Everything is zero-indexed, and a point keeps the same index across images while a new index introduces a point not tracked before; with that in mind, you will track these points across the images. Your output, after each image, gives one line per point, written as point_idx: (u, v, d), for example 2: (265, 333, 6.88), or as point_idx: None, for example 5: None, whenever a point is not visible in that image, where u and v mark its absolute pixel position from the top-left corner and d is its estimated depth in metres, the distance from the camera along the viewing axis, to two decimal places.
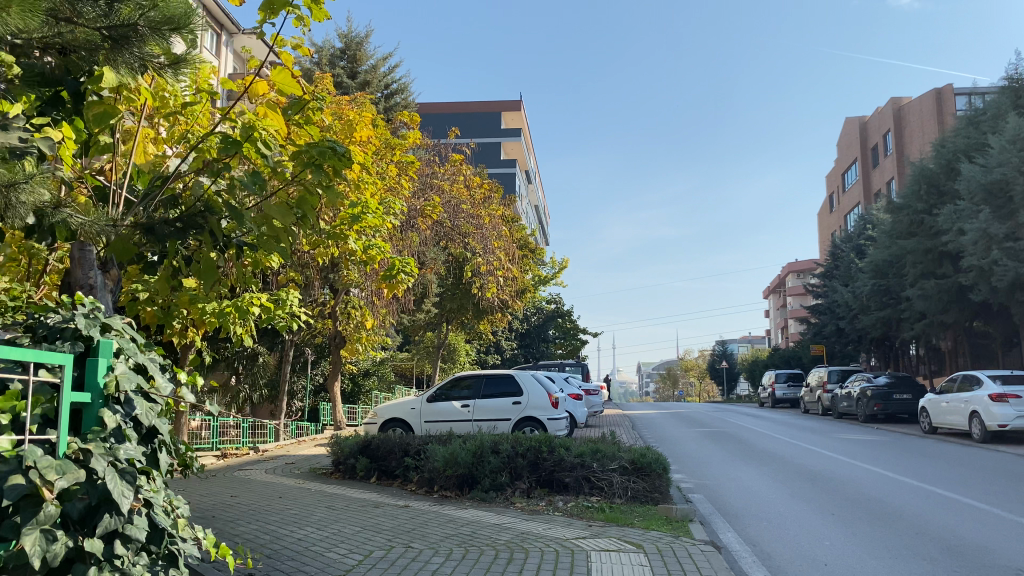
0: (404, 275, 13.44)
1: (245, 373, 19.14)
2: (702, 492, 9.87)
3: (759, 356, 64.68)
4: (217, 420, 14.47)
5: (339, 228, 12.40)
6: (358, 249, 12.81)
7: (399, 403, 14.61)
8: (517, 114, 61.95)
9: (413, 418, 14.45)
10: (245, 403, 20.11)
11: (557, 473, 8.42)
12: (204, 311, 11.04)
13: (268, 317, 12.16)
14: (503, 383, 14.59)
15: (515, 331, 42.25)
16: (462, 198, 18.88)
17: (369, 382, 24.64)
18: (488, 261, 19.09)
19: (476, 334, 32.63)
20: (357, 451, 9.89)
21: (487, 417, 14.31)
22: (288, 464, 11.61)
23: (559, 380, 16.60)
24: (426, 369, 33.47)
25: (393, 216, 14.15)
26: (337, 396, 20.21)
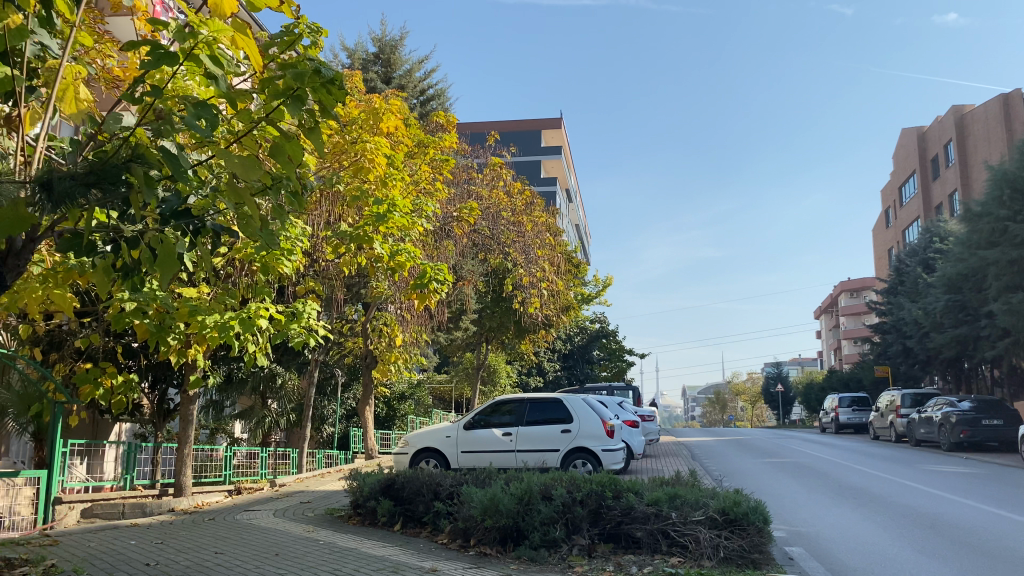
0: (437, 283, 11.74)
1: (269, 397, 17.63)
2: (804, 547, 8.03)
3: (814, 378, 61.80)
4: (230, 450, 12.92)
5: (364, 232, 10.81)
6: (384, 254, 11.18)
7: (434, 430, 12.94)
8: (558, 132, 60.54)
9: (449, 448, 12.76)
10: (270, 430, 18.61)
11: (626, 526, 6.66)
12: (205, 324, 9.45)
13: (282, 332, 10.57)
14: (551, 408, 12.82)
15: (558, 352, 40.40)
16: (502, 205, 17.20)
17: (405, 406, 23.03)
18: (531, 273, 17.37)
19: (518, 354, 30.90)
20: (378, 491, 8.15)
21: (532, 448, 12.54)
22: (303, 504, 9.95)
23: (613, 404, 14.74)
24: (466, 393, 31.78)
25: (425, 219, 12.52)
26: (369, 422, 18.59)
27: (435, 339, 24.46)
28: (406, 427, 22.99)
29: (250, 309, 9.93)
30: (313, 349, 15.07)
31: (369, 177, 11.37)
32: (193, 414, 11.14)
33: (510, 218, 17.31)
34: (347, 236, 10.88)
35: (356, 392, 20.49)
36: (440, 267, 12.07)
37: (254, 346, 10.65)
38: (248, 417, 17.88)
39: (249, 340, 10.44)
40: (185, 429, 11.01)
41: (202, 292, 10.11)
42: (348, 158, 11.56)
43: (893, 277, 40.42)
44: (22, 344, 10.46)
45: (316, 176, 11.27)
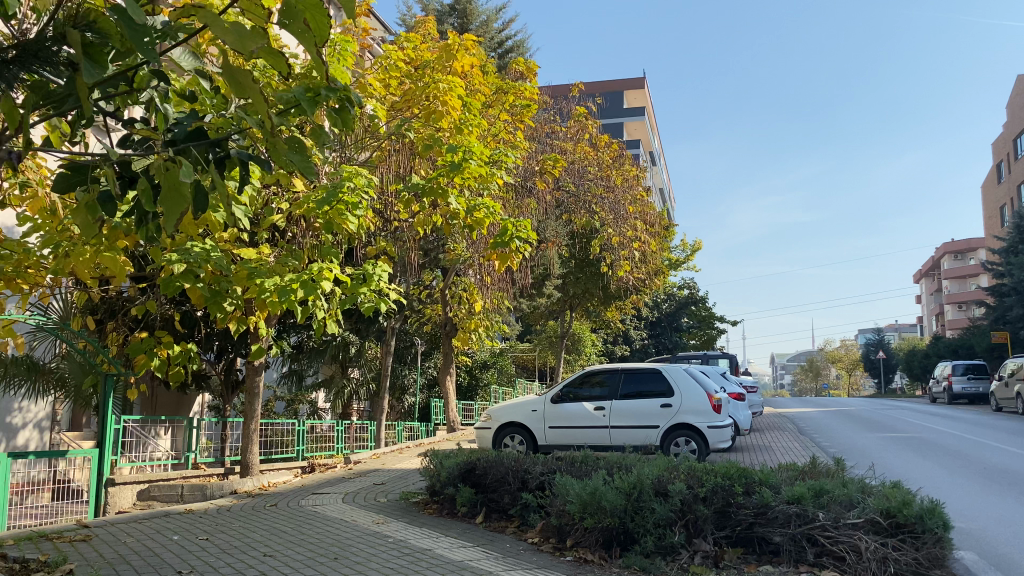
0: (519, 241, 10.45)
1: (346, 366, 16.89)
2: (975, 551, 6.53)
3: (917, 346, 58.29)
4: (303, 424, 12.10)
5: (438, 185, 9.66)
6: (460, 208, 9.99)
7: (519, 403, 11.81)
8: (640, 91, 58.29)
9: (536, 424, 11.61)
10: (349, 400, 17.90)
11: (760, 529, 5.39)
12: (264, 289, 8.46)
13: (351, 298, 9.55)
14: (648, 380, 11.49)
15: (645, 320, 38.87)
16: (589, 158, 15.78)
17: (487, 376, 22.07)
18: (621, 232, 15.95)
19: (604, 322, 29.54)
20: (456, 477, 7.02)
21: (628, 424, 11.29)
22: (377, 486, 8.97)
23: (716, 374, 13.31)
24: (549, 361, 30.68)
25: (506, 171, 11.27)
26: (451, 392, 17.63)
27: (517, 306, 23.34)
28: (489, 397, 22.03)
29: (314, 271, 8.82)
30: (389, 316, 14.12)
31: (443, 125, 10.20)
32: (258, 386, 10.26)
33: (598, 173, 15.87)
34: (419, 190, 9.75)
35: (436, 362, 19.60)
36: (523, 223, 10.74)
37: (321, 312, 9.66)
38: (328, 387, 17.20)
39: (314, 307, 9.46)
40: (250, 402, 10.14)
41: (264, 253, 9.17)
42: (421, 104, 10.41)
43: (1012, 235, 37.11)
44: (80, 312, 9.80)
45: (385, 124, 10.13)
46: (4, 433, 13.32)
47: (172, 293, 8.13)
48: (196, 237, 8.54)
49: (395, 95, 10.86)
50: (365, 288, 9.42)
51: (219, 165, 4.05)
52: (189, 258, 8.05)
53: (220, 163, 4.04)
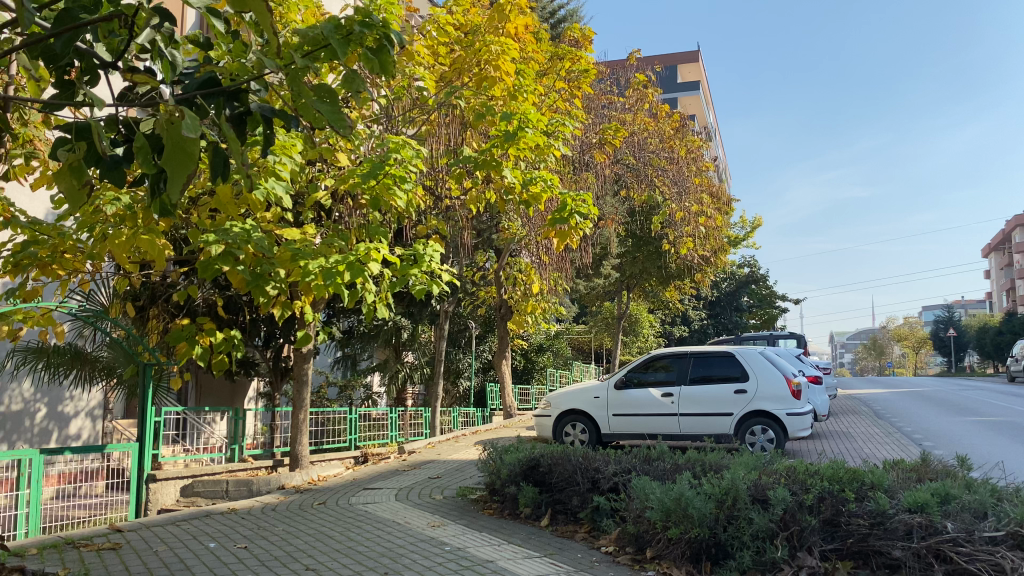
0: (579, 216, 9.68)
1: (399, 350, 16.38)
2: None
3: (990, 323, 55.73)
4: (354, 413, 11.61)
5: (491, 155, 8.93)
6: (515, 181, 9.26)
7: (581, 390, 11.12)
8: (695, 65, 56.63)
9: (599, 411, 10.90)
10: (403, 385, 17.41)
11: (877, 542, 4.56)
12: (308, 271, 7.89)
13: (402, 280, 8.90)
14: (719, 364, 10.68)
15: (704, 299, 37.72)
16: (650, 128, 14.87)
17: (544, 359, 21.41)
18: (685, 206, 15.05)
19: (662, 302, 28.58)
20: (518, 475, 6.37)
21: (699, 412, 10.50)
22: (432, 480, 8.36)
23: (792, 357, 12.39)
24: (606, 342, 29.88)
25: (564, 141, 10.49)
26: (507, 376, 16.99)
27: (573, 287, 22.57)
28: (546, 381, 21.38)
29: (361, 250, 8.21)
30: (442, 297, 13.52)
31: (495, 92, 9.47)
32: (306, 374, 9.74)
33: (659, 144, 14.96)
34: (471, 162, 9.05)
35: (491, 345, 19.00)
36: (583, 196, 9.98)
37: (371, 295, 9.06)
38: (381, 371, 16.73)
39: (363, 290, 8.87)
40: (297, 391, 9.64)
41: (308, 233, 8.60)
42: (471, 71, 9.69)
43: None
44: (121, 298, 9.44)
45: (433, 93, 9.45)
46: (56, 421, 13.17)
47: (211, 277, 7.63)
48: (236, 217, 8.05)
49: (445, 63, 10.17)
50: (418, 268, 8.75)
51: (240, 128, 3.61)
52: (228, 239, 7.53)
53: (241, 124, 3.58)
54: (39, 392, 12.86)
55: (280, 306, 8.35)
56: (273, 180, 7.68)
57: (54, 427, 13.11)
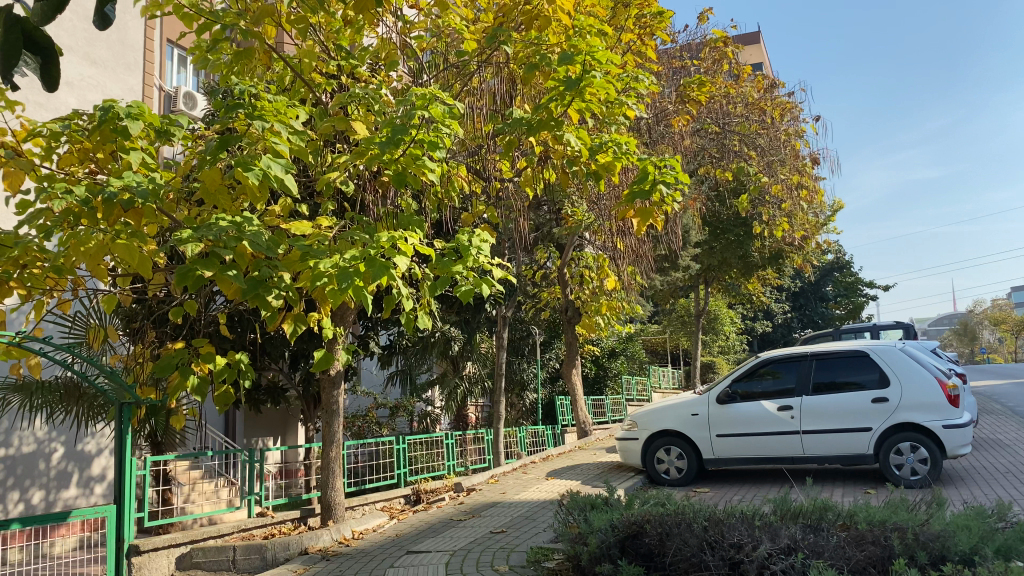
0: (665, 188, 7.61)
1: (456, 362, 14.53)
2: None
3: None
4: (403, 442, 9.73)
5: (550, 113, 6.92)
6: (582, 146, 7.25)
7: (673, 407, 9.14)
8: (758, 46, 53.70)
9: (698, 432, 8.89)
10: (463, 400, 15.57)
11: None
12: (319, 272, 6.06)
13: (443, 281, 6.95)
14: (849, 366, 8.54)
15: (785, 291, 35.02)
16: (734, 92, 12.67)
17: (617, 364, 19.31)
18: (781, 180, 12.79)
19: (744, 295, 26.12)
20: (614, 550, 4.39)
21: (826, 428, 8.39)
22: (496, 537, 6.40)
23: (934, 352, 10.06)
24: (682, 343, 27.62)
25: (639, 98, 8.43)
26: (579, 386, 14.96)
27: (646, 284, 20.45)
28: (621, 388, 19.25)
29: (390, 239, 6.32)
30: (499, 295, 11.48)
31: (552, 38, 7.49)
32: (336, 402, 7.93)
33: (744, 110, 12.74)
34: (524, 124, 7.06)
35: (560, 353, 17.00)
36: (670, 162, 7.90)
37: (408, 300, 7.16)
38: (439, 386, 14.93)
39: (397, 295, 6.99)
40: (326, 424, 7.84)
41: (324, 226, 6.78)
42: (519, 15, 7.73)
43: None
44: (115, 320, 7.84)
45: (474, 43, 7.52)
46: (77, 462, 11.70)
47: (195, 287, 5.90)
48: (229, 209, 6.32)
49: (487, 13, 8.25)
50: (465, 261, 6.80)
51: None
52: (213, 236, 5.81)
53: None
54: (54, 430, 11.43)
55: (290, 321, 6.53)
56: (269, 157, 5.94)
57: (75, 469, 11.65)
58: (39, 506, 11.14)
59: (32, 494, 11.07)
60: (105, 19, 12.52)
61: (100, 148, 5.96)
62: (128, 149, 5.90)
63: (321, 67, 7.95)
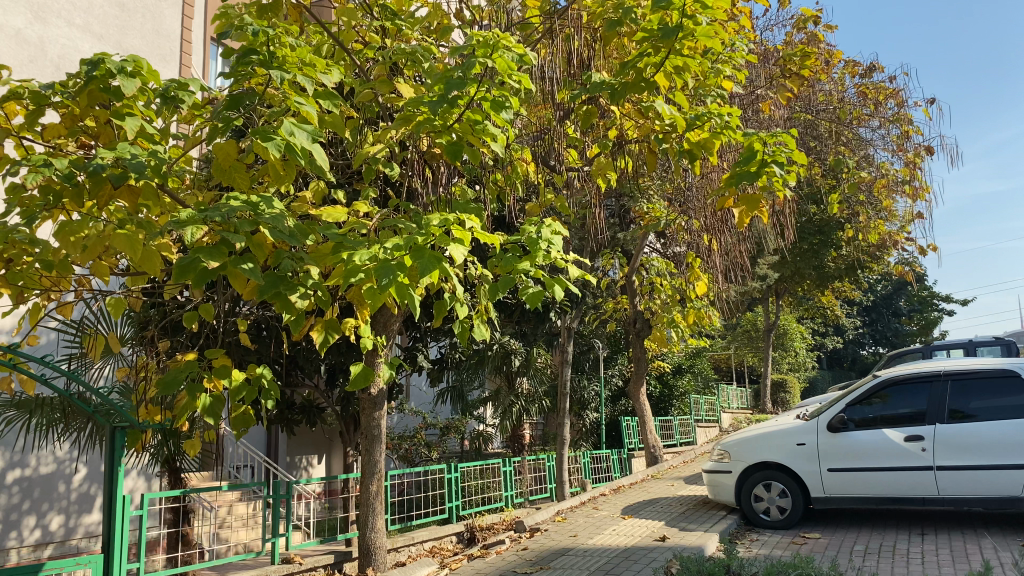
0: (777, 169, 6.20)
1: (512, 379, 13.27)
2: None
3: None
4: (455, 470, 8.47)
5: (639, 74, 5.61)
6: (676, 117, 5.89)
7: (774, 435, 7.73)
8: None
9: (806, 465, 7.46)
10: (519, 420, 14.26)
11: None
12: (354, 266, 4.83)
13: (505, 281, 5.67)
14: (992, 389, 7.03)
15: (856, 306, 33.01)
16: (829, 74, 11.16)
17: (684, 383, 17.84)
18: (883, 175, 11.22)
19: (817, 308, 24.38)
20: None
21: (968, 465, 6.88)
22: None
23: None
24: (749, 360, 25.98)
25: (738, 67, 7.02)
26: (647, 407, 13.53)
27: None
28: (689, 408, 17.74)
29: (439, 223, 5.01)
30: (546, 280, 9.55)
31: None
32: (378, 428, 6.71)
33: (841, 95, 11.23)
34: (605, 89, 5.74)
35: (623, 370, 15.60)
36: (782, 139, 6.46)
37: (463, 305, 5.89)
38: (493, 405, 13.66)
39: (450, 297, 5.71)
40: (365, 452, 6.63)
41: (363, 214, 5.59)
42: None
43: None
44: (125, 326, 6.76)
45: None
46: (102, 484, 10.70)
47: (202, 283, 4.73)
48: (246, 189, 5.16)
49: None
50: (534, 256, 5.50)
51: None
52: (222, 219, 4.64)
53: None
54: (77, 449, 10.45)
55: (321, 328, 5.32)
56: (293, 123, 4.78)
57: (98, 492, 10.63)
58: (58, 533, 10.13)
59: (50, 519, 10.07)
60: (138, 5, 11.62)
61: (89, 114, 4.85)
62: (123, 114, 4.79)
63: (363, 34, 6.80)
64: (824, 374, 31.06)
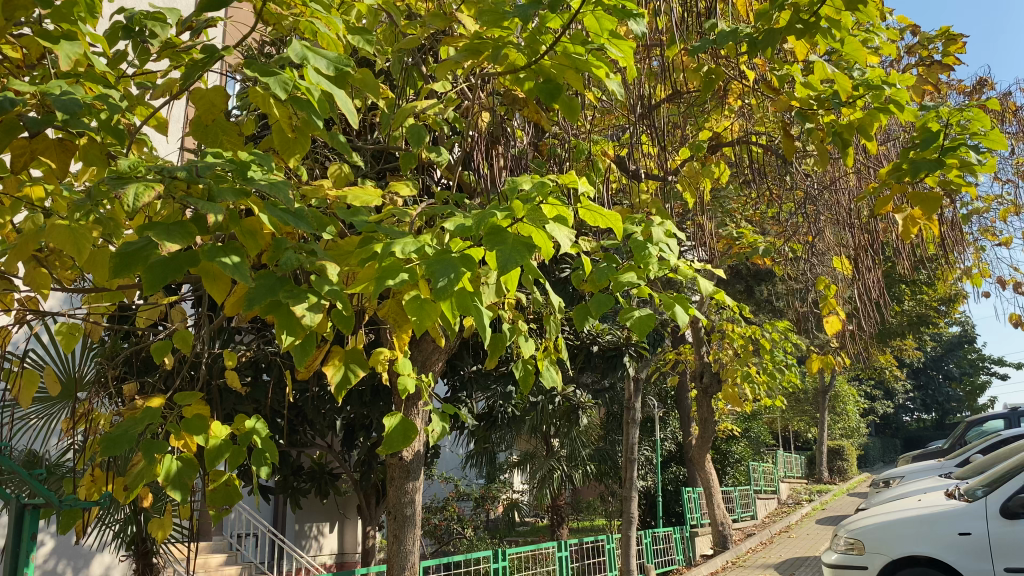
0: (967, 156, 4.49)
1: (557, 441, 11.53)
2: None
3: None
4: (502, 558, 6.68)
5: (792, 14, 4.05)
6: (843, 75, 4.33)
7: (925, 521, 5.88)
8: None
9: (972, 562, 5.57)
10: (561, 490, 12.38)
11: None
12: (391, 264, 3.10)
13: (600, 299, 3.98)
14: None
15: (907, 370, 30.99)
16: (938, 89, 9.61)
17: (741, 449, 16.01)
18: (1004, 204, 9.52)
19: (874, 369, 22.54)
20: None
21: None
22: None
23: None
24: (799, 426, 24.01)
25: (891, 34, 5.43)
26: (712, 476, 11.64)
27: None
28: (746, 479, 15.84)
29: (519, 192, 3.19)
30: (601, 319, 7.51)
31: None
32: (411, 506, 4.94)
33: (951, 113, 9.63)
34: (744, 38, 4.15)
35: (676, 433, 13.82)
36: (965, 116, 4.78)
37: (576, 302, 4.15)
38: (532, 471, 11.86)
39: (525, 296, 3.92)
40: (391, 538, 4.86)
41: (400, 201, 3.96)
42: None
43: None
44: (84, 363, 5.12)
45: None
46: (73, 560, 8.89)
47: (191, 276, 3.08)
48: (232, 151, 3.56)
49: None
50: (645, 262, 3.86)
51: None
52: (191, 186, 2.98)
53: None
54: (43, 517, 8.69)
55: (340, 359, 3.65)
56: (305, 48, 3.24)
57: (66, 570, 8.78)
58: None
59: None
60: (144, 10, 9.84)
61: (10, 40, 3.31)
62: (57, 35, 3.24)
63: None
64: (875, 441, 28.91)
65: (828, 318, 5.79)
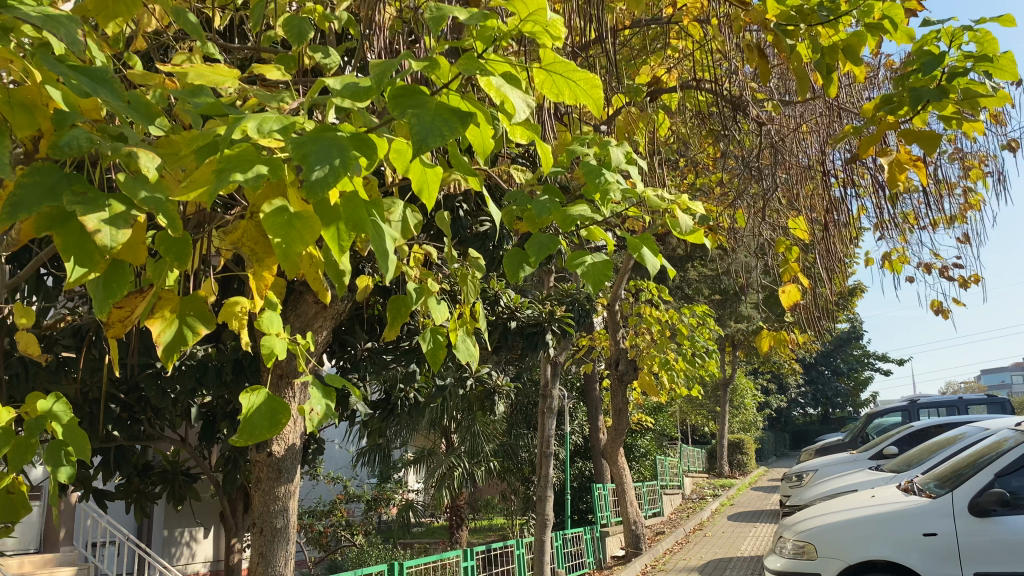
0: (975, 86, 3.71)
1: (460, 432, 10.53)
2: None
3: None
4: (398, 572, 5.61)
5: None
6: None
7: (883, 520, 5.18)
8: None
9: (939, 567, 4.88)
10: (462, 488, 11.38)
11: None
12: (242, 153, 2.02)
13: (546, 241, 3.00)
14: None
15: (799, 366, 31.56)
16: None
17: (647, 443, 15.45)
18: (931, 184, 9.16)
19: (773, 362, 22.62)
20: None
21: None
22: None
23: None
24: (700, 420, 23.84)
25: None
26: (624, 471, 10.88)
27: None
28: (652, 473, 15.30)
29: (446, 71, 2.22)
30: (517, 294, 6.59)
31: None
32: (283, 515, 3.81)
33: None
34: None
35: (584, 426, 13.06)
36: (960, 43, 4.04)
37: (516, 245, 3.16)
38: (431, 467, 10.80)
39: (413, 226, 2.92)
40: (255, 557, 3.73)
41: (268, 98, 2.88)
42: None
43: None
44: None
45: None
46: None
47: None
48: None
49: None
50: (601, 190, 2.92)
51: None
52: None
53: None
54: None
55: (172, 309, 2.54)
56: None
57: None
58: None
59: None
60: None
61: None
62: None
63: None
64: (769, 436, 29.26)
65: (785, 289, 4.90)
